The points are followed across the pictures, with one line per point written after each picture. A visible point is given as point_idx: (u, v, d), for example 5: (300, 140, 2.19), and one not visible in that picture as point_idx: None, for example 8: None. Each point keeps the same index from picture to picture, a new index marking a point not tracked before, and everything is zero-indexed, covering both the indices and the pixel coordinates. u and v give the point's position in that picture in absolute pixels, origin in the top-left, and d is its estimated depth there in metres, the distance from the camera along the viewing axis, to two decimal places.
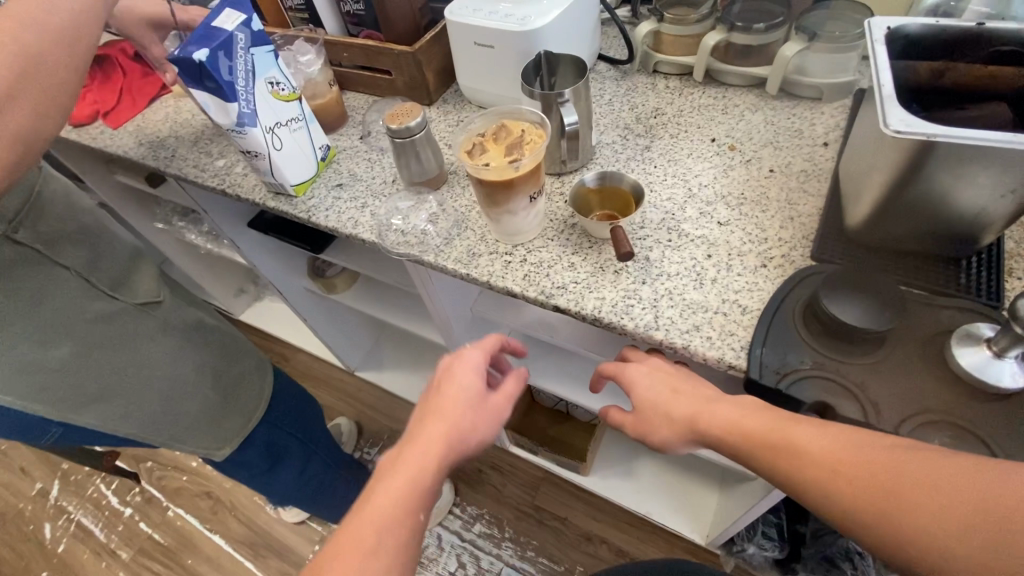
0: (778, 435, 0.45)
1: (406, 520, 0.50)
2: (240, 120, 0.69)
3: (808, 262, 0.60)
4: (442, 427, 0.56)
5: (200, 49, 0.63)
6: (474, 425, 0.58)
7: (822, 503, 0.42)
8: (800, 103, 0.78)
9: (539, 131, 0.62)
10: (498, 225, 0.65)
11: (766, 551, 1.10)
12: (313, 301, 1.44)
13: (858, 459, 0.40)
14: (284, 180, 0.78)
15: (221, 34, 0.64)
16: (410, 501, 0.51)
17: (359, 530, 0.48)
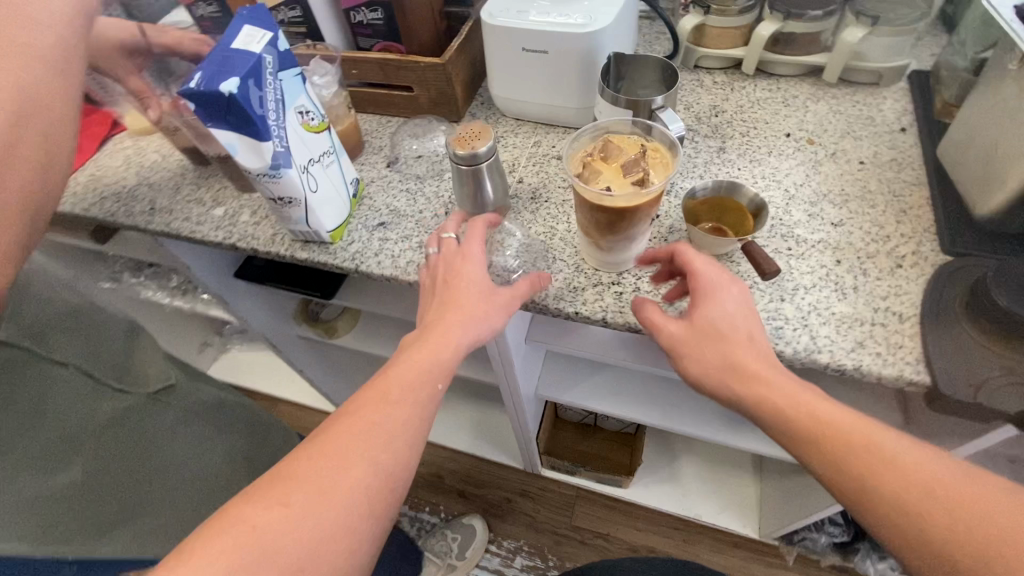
0: (866, 448, 0.42)
1: (405, 431, 0.46)
2: (276, 161, 0.56)
3: (942, 256, 0.57)
4: (456, 322, 0.52)
5: (228, 79, 0.50)
6: (485, 326, 0.53)
7: (903, 536, 0.39)
8: (859, 89, 0.76)
9: (661, 150, 0.54)
10: (605, 253, 0.58)
11: (835, 537, 1.12)
12: (308, 348, 1.29)
13: (974, 511, 0.38)
14: (321, 226, 0.66)
15: (248, 57, 0.51)
16: (406, 412, 0.47)
17: (352, 425, 0.45)
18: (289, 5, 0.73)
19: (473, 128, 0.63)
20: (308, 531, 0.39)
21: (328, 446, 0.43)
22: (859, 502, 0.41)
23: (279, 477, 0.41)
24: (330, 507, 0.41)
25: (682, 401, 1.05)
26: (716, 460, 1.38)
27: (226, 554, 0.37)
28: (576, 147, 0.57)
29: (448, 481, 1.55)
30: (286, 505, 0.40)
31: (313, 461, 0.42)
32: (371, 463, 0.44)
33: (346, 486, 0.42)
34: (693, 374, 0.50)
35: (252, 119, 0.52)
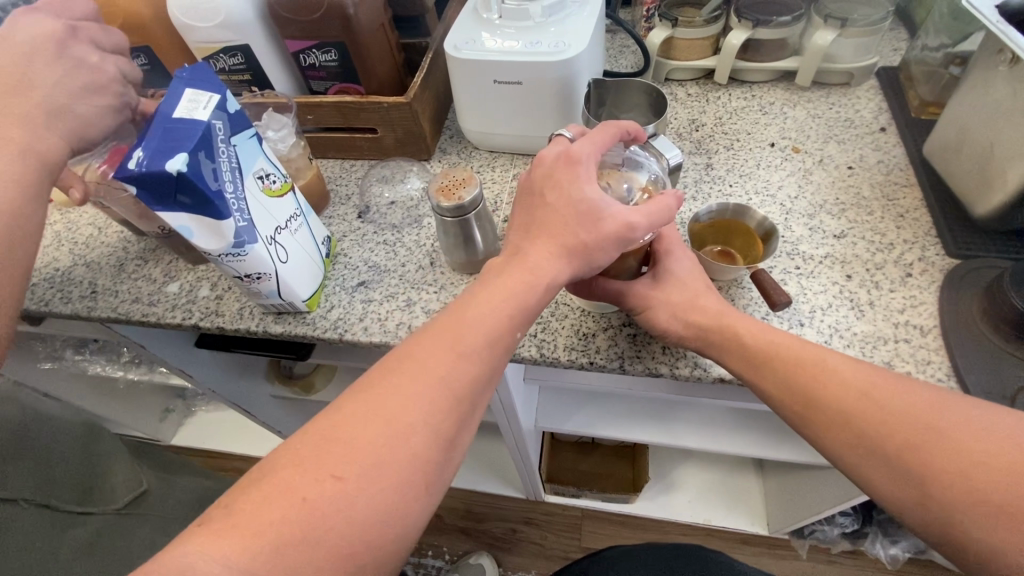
0: (817, 373, 0.44)
1: (462, 397, 0.39)
2: (239, 238, 0.49)
3: (950, 260, 0.56)
4: (547, 249, 0.45)
5: (174, 155, 0.43)
6: (587, 257, 0.45)
7: (851, 448, 0.42)
8: (832, 90, 0.75)
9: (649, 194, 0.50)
10: None
11: (845, 527, 1.12)
12: (284, 406, 1.20)
13: (912, 421, 0.39)
14: (295, 296, 0.59)
15: (195, 127, 0.45)
16: (465, 372, 0.40)
17: (405, 379, 0.38)
18: (229, 53, 0.66)
19: (455, 174, 0.58)
20: (357, 510, 0.33)
21: (378, 400, 0.37)
22: (806, 418, 0.44)
23: (322, 436, 0.35)
24: (382, 480, 0.35)
25: (686, 414, 1.03)
26: (717, 460, 1.38)
27: (275, 522, 0.32)
28: None
29: (448, 520, 1.48)
30: (338, 477, 0.34)
31: (370, 424, 0.36)
32: (428, 427, 0.37)
33: (398, 456, 0.36)
34: (661, 319, 0.50)
35: (207, 196, 0.45)
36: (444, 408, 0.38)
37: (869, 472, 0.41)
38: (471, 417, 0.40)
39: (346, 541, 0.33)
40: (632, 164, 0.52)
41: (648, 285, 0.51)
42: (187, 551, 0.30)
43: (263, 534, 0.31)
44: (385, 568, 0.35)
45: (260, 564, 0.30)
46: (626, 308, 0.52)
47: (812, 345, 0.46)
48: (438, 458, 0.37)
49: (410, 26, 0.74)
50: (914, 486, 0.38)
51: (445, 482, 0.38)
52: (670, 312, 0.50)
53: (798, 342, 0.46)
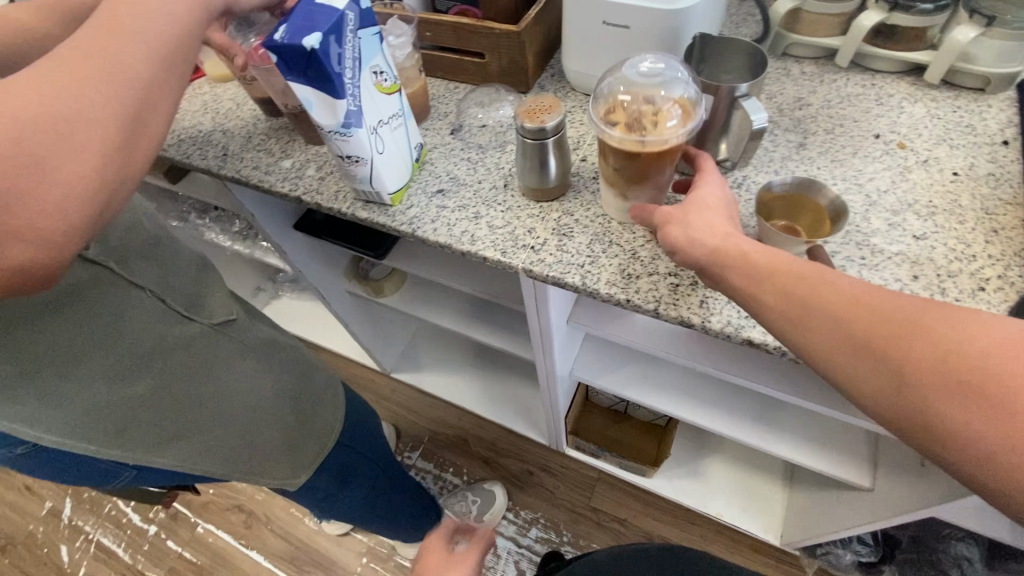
0: (816, 285, 0.42)
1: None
2: (347, 119, 0.57)
3: None
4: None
5: (311, 33, 0.50)
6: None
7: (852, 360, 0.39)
8: (962, 94, 0.69)
9: (684, 107, 0.55)
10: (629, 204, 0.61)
11: (861, 556, 1.08)
12: (354, 304, 1.33)
13: (903, 321, 0.38)
14: (383, 187, 0.66)
15: (332, 12, 0.52)
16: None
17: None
18: None
19: (544, 100, 0.62)
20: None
21: None
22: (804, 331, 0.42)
23: None
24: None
25: (718, 398, 1.04)
26: (746, 461, 1.36)
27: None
28: (603, 92, 0.59)
29: (474, 447, 1.59)
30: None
31: None
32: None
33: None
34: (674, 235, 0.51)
35: (329, 75, 0.52)
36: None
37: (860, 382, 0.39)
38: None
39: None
40: (671, 77, 0.57)
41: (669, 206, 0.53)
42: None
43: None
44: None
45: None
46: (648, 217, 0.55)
47: (818, 264, 0.44)
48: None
49: None
50: (913, 394, 0.36)
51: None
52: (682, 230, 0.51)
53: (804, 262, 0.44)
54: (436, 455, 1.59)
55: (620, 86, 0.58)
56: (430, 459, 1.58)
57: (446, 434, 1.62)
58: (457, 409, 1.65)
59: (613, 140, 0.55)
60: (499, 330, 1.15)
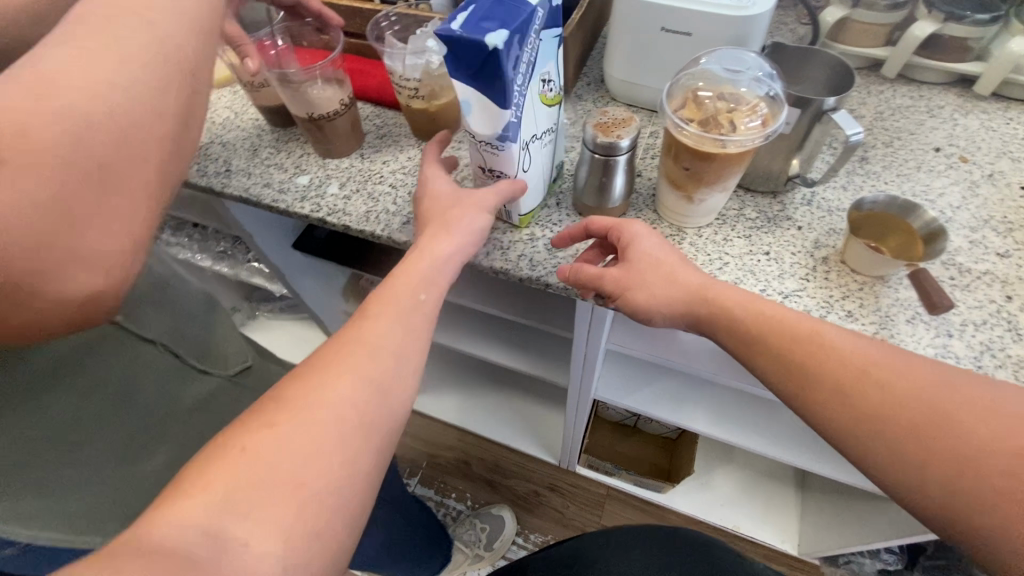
0: (812, 347, 0.44)
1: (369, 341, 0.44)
2: (506, 132, 0.49)
3: None
4: (433, 232, 0.53)
5: (497, 30, 0.42)
6: (455, 222, 0.54)
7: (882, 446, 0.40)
8: (1010, 105, 0.69)
9: (764, 112, 0.51)
10: (693, 207, 0.57)
11: (888, 565, 1.09)
12: None
13: (910, 395, 0.39)
14: (515, 209, 0.59)
15: (523, 9, 0.44)
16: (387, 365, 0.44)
17: (337, 369, 0.42)
18: None
19: (615, 113, 0.57)
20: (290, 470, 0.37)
21: (300, 431, 0.38)
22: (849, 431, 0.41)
23: (244, 460, 0.36)
24: (331, 442, 0.39)
25: (751, 414, 1.02)
26: (759, 470, 1.35)
27: (240, 462, 0.36)
28: (678, 84, 0.55)
29: (476, 469, 1.51)
30: (271, 427, 0.38)
31: (289, 430, 0.38)
32: (342, 398, 0.40)
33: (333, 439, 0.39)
34: (640, 301, 0.51)
35: (503, 82, 0.45)
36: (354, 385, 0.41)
37: (875, 450, 0.40)
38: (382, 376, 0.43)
39: (294, 486, 0.36)
40: (753, 78, 0.53)
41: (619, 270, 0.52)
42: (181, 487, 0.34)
43: (230, 480, 0.35)
44: (327, 540, 0.37)
45: (216, 513, 0.34)
46: (604, 294, 0.53)
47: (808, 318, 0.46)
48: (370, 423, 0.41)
49: None
50: (940, 481, 0.37)
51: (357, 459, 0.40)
52: (648, 296, 0.51)
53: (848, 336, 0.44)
54: (436, 480, 1.50)
55: (699, 83, 0.54)
56: (430, 485, 1.49)
57: (447, 457, 1.53)
58: (456, 429, 1.57)
59: (686, 136, 0.50)
60: (516, 350, 1.09)
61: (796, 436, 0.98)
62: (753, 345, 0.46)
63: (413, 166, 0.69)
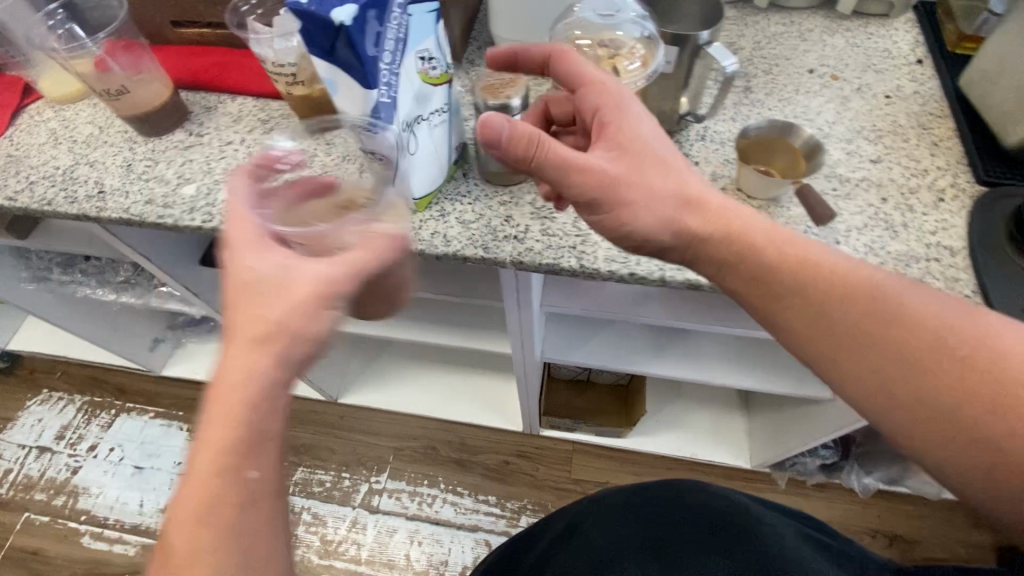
0: (875, 291, 0.44)
1: (209, 489, 0.38)
2: (378, 113, 0.47)
3: (978, 187, 0.57)
4: (246, 350, 0.41)
5: (344, 4, 0.40)
6: (285, 338, 0.42)
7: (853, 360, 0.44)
8: (869, 21, 0.74)
9: (642, 57, 0.51)
10: None
11: (825, 459, 1.18)
12: None
13: (967, 350, 0.40)
14: (409, 191, 0.56)
15: None
16: (235, 501, 0.38)
17: (203, 477, 0.39)
18: None
19: (501, 74, 0.55)
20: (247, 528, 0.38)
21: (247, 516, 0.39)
22: (824, 344, 0.45)
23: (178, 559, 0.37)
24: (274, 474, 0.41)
25: (696, 348, 1.06)
26: (707, 397, 1.43)
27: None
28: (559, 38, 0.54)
29: (443, 452, 1.52)
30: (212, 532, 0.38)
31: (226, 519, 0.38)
32: (198, 566, 0.36)
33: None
34: (638, 211, 0.47)
35: (360, 60, 0.43)
36: (195, 536, 0.37)
37: (911, 394, 0.41)
38: (232, 505, 0.38)
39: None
40: (626, 24, 0.53)
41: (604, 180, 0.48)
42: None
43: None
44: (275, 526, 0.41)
45: None
46: (590, 179, 0.48)
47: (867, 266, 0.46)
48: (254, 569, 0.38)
49: None
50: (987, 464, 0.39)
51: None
52: (646, 201, 0.47)
53: (849, 263, 0.46)
54: (406, 471, 1.49)
55: (581, 35, 0.54)
56: (401, 477, 1.48)
57: (413, 446, 1.52)
58: (417, 418, 1.56)
59: (573, 88, 0.50)
60: (458, 329, 1.08)
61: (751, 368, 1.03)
62: (755, 271, 0.47)
63: None
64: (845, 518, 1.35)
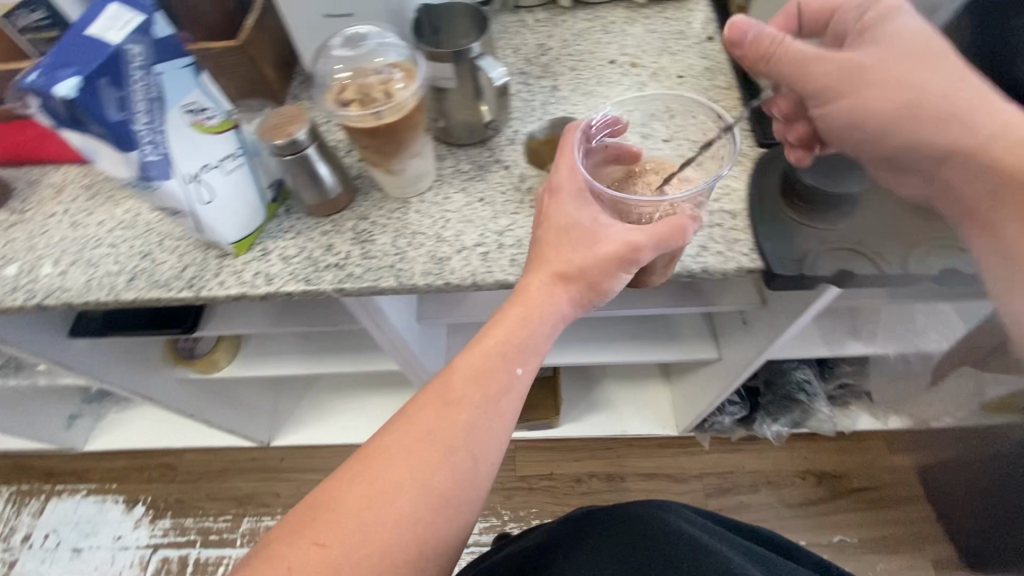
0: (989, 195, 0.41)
1: (478, 392, 0.50)
2: (148, 172, 0.47)
3: (758, 150, 0.62)
4: (547, 284, 0.52)
5: (68, 78, 0.41)
6: (581, 281, 0.52)
7: (988, 236, 0.41)
8: (666, 6, 0.79)
9: (408, 77, 0.54)
10: (398, 177, 0.60)
11: (735, 414, 1.24)
12: (194, 392, 1.16)
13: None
14: (221, 238, 0.57)
15: (103, 49, 0.42)
16: (487, 419, 0.50)
17: (450, 409, 0.50)
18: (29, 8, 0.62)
19: (288, 112, 0.57)
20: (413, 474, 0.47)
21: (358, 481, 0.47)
22: (974, 219, 0.42)
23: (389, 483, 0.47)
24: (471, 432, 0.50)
25: (587, 332, 1.07)
26: (630, 374, 1.48)
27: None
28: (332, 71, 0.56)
29: None
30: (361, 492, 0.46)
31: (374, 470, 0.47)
32: (414, 486, 0.47)
33: (336, 542, 0.45)
34: (849, 104, 0.48)
35: (105, 127, 0.43)
36: (430, 451, 0.48)
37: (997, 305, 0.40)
38: (470, 434, 0.49)
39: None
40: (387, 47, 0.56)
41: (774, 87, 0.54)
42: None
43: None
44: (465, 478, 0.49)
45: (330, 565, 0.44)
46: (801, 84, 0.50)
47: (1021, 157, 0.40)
48: (421, 529, 0.47)
49: None
50: None
51: (450, 521, 0.48)
52: (856, 102, 0.48)
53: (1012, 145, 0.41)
54: None
55: (344, 74, 0.55)
56: None
57: None
58: None
59: (347, 118, 0.52)
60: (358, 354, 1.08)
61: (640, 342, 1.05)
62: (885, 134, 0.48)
63: (133, 217, 0.66)
64: (776, 466, 1.42)
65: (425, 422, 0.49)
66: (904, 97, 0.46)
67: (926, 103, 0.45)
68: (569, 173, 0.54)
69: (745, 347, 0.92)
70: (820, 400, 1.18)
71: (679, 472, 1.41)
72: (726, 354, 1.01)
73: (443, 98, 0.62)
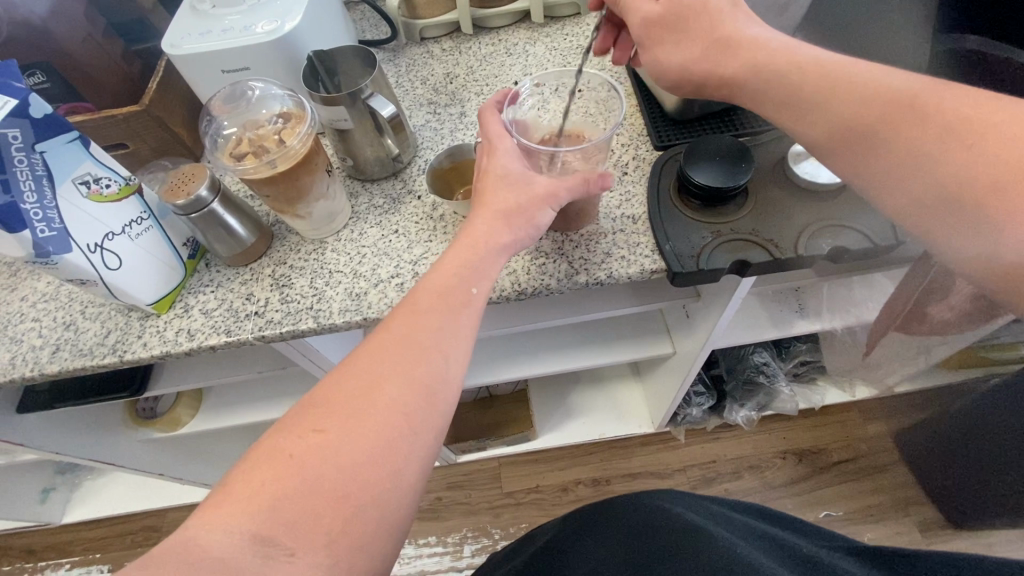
0: (884, 95, 0.40)
1: (448, 300, 0.46)
2: (43, 248, 0.48)
3: (656, 153, 0.65)
4: (488, 220, 0.50)
5: None
6: (522, 217, 0.51)
7: (864, 151, 0.42)
8: (565, 22, 0.81)
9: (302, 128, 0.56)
10: (309, 220, 0.61)
11: (704, 404, 1.25)
12: (159, 451, 1.14)
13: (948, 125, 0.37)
14: (137, 300, 0.58)
15: None
16: (459, 329, 0.46)
17: (410, 338, 0.44)
18: None
19: (187, 171, 0.58)
20: (370, 415, 0.40)
21: (326, 412, 0.40)
22: (838, 140, 0.43)
23: (343, 415, 0.40)
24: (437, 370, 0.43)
25: (541, 342, 1.04)
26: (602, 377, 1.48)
27: (253, 493, 0.36)
28: (225, 135, 0.58)
29: None
30: (319, 433, 0.39)
31: (331, 418, 0.39)
32: (402, 383, 0.42)
33: (333, 426, 0.39)
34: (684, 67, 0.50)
35: None
36: (414, 348, 0.43)
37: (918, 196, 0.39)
38: (445, 341, 0.45)
39: (323, 509, 0.36)
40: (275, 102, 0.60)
41: (653, 0, 0.52)
42: (181, 531, 0.34)
43: (261, 500, 0.36)
44: (429, 422, 0.42)
45: (271, 514, 0.35)
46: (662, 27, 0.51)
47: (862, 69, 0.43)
48: (414, 425, 0.41)
49: (140, 35, 0.73)
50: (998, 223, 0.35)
51: (437, 425, 0.43)
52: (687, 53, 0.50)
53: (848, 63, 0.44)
54: None
55: (232, 131, 0.59)
56: None
57: None
58: None
59: (242, 171, 0.53)
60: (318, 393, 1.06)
61: (589, 346, 1.03)
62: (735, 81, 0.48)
63: (56, 289, 0.66)
64: (756, 448, 1.36)
65: (379, 354, 0.43)
66: (710, 47, 0.48)
67: (735, 43, 0.48)
68: (499, 138, 0.53)
69: (691, 339, 0.93)
70: (781, 380, 1.20)
71: (661, 468, 1.37)
72: (679, 347, 1.00)
73: (347, 139, 0.63)
